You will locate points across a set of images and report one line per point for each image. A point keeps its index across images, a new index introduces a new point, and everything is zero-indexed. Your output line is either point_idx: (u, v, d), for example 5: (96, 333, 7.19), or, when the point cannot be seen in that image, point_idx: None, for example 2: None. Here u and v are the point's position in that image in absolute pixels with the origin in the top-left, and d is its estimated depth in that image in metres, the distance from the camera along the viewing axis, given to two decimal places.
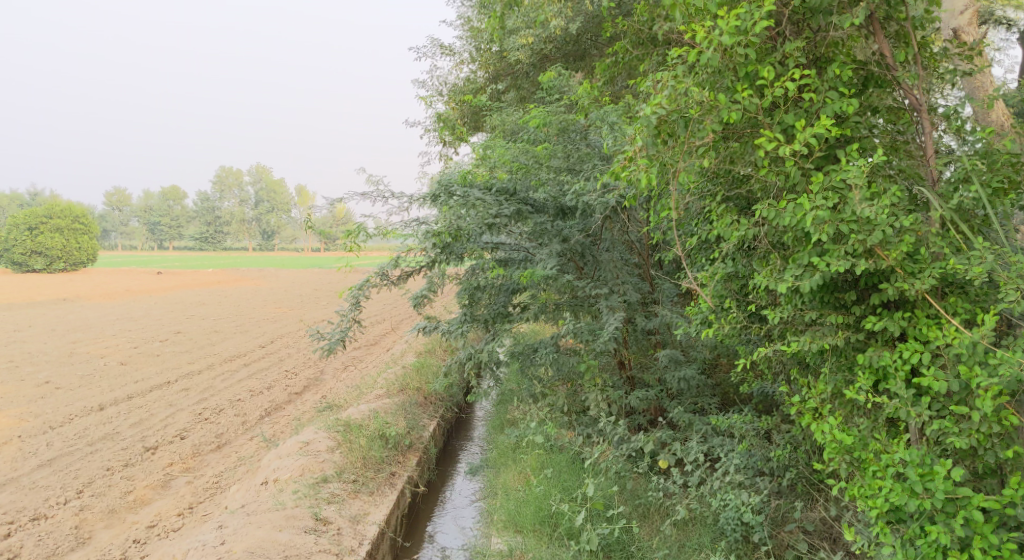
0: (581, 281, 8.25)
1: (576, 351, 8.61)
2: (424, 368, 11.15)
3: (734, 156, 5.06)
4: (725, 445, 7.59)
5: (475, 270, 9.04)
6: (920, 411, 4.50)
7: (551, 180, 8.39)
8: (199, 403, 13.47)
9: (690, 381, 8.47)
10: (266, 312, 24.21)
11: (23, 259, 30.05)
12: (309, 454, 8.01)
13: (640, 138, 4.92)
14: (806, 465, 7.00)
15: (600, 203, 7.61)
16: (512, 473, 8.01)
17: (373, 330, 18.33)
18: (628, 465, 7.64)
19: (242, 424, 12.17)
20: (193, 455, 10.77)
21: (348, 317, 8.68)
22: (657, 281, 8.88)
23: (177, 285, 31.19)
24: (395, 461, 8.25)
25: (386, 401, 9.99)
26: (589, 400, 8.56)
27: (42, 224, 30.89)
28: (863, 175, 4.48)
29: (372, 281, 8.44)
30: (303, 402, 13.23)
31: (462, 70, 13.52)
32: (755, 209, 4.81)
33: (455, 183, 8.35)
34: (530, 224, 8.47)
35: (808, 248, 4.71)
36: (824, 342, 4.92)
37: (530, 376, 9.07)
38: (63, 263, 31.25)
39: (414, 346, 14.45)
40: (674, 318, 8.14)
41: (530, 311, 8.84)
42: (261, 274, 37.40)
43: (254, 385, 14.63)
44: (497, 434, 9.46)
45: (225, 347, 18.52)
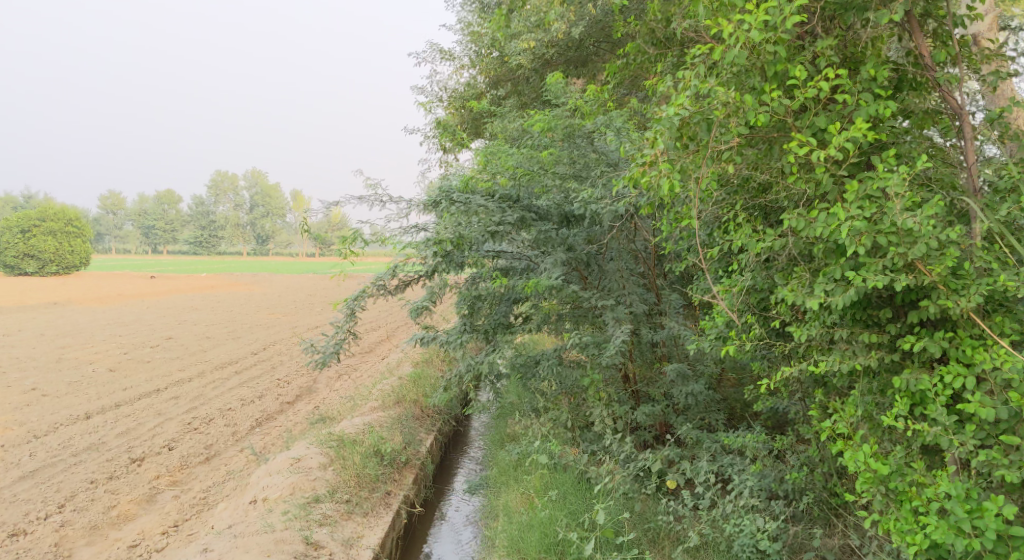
0: (587, 293, 7.90)
1: (580, 364, 8.30)
2: (421, 379, 10.78)
3: (760, 160, 4.70)
4: (736, 465, 7.28)
5: (475, 279, 8.59)
6: (964, 440, 4.20)
7: (555, 187, 8.05)
8: (188, 412, 13.07)
9: (698, 397, 8.11)
10: (259, 319, 23.78)
11: (16, 262, 29.65)
12: (301, 471, 7.62)
13: (659, 141, 4.51)
14: (824, 488, 6.67)
15: (610, 210, 7.29)
16: (514, 493, 7.64)
17: (367, 338, 17.94)
18: (636, 486, 7.27)
19: (233, 435, 11.77)
20: (180, 468, 10.37)
21: (342, 328, 8.31)
22: (663, 293, 8.47)
23: (170, 289, 30.76)
24: (391, 479, 7.88)
25: (382, 414, 9.63)
26: (593, 415, 8.24)
27: (35, 227, 30.37)
28: (904, 184, 4.14)
29: (368, 291, 8.06)
30: (295, 413, 12.85)
31: (462, 76, 13.18)
32: (784, 219, 4.47)
33: (457, 190, 8.04)
34: (533, 233, 8.12)
35: (841, 262, 4.37)
36: (856, 362, 4.56)
37: (533, 390, 8.78)
38: (56, 267, 30.83)
39: (409, 356, 14.07)
40: (683, 330, 7.84)
41: (532, 322, 8.54)
42: (255, 280, 37.04)
43: (245, 394, 14.23)
44: (497, 450, 9.09)
45: (217, 354, 18.13)
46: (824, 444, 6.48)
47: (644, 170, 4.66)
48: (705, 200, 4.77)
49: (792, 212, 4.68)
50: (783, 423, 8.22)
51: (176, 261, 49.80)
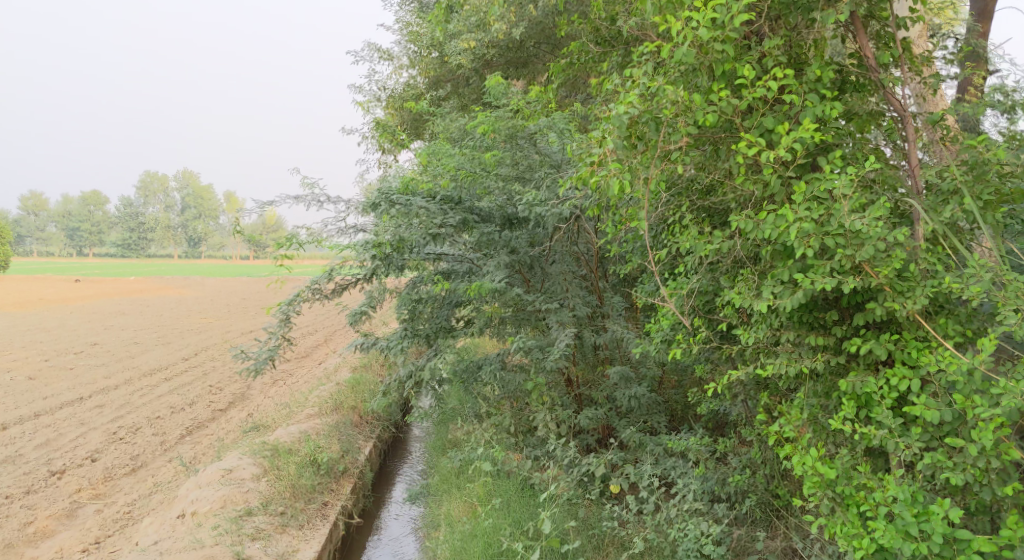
0: (530, 296, 7.86)
1: (523, 368, 8.23)
2: (359, 385, 10.54)
3: (708, 160, 4.65)
4: (679, 469, 7.23)
5: (416, 284, 8.35)
6: (909, 443, 4.17)
7: (498, 189, 7.96)
8: (114, 421, 12.55)
9: (641, 400, 8.07)
10: (191, 323, 23.11)
11: None
12: (232, 483, 7.32)
13: (607, 140, 4.42)
14: (767, 490, 6.64)
15: (555, 212, 7.22)
16: (455, 502, 7.46)
17: (304, 343, 17.55)
18: (579, 491, 7.16)
19: (161, 444, 11.34)
20: (104, 480, 9.93)
21: (277, 333, 8.02)
22: (605, 295, 8.45)
23: (96, 293, 29.71)
24: (328, 489, 7.63)
25: (318, 422, 9.36)
26: (536, 420, 8.17)
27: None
28: (852, 185, 4.11)
29: (303, 295, 7.78)
30: (228, 420, 12.45)
31: (400, 76, 12.95)
32: (731, 221, 4.40)
33: (397, 192, 7.81)
34: (475, 235, 8.02)
35: (789, 264, 4.32)
36: (803, 366, 4.52)
37: (475, 395, 8.66)
38: None
39: (347, 361, 13.78)
40: (626, 333, 7.80)
41: (474, 326, 8.41)
42: (186, 283, 36.06)
43: (175, 401, 13.75)
44: (438, 457, 8.91)
45: (145, 360, 17.53)
46: (767, 446, 6.46)
47: (592, 170, 4.56)
48: (653, 206, 4.79)
49: (739, 213, 4.60)
50: (723, 425, 8.21)
51: (103, 264, 48.22)
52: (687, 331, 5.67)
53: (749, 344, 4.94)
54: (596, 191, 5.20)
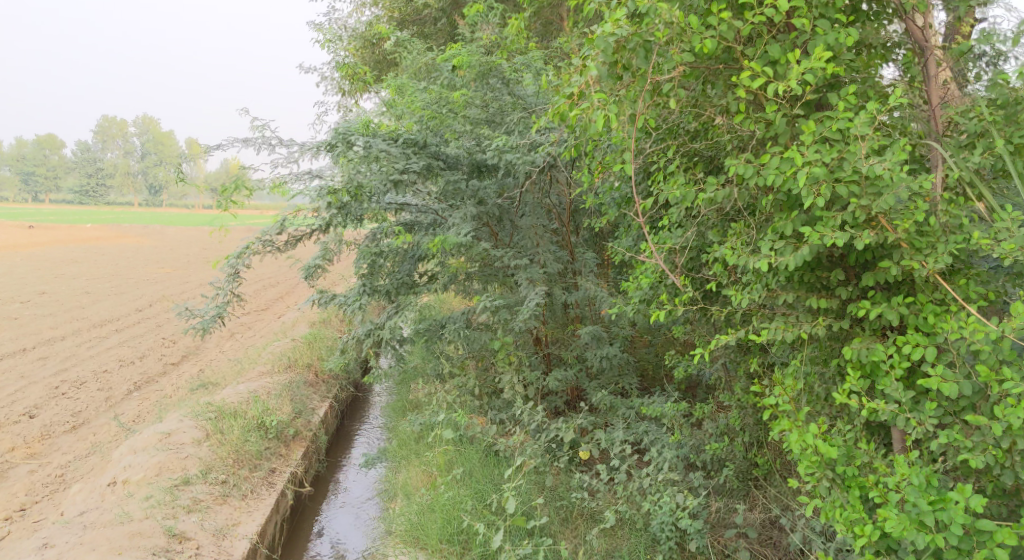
0: (498, 251, 7.31)
1: (489, 327, 7.72)
2: (317, 341, 9.97)
3: (703, 94, 4.10)
4: (654, 436, 6.78)
5: (377, 236, 7.74)
6: (921, 419, 3.69)
7: (465, 133, 7.37)
8: (56, 375, 11.84)
9: (613, 360, 7.60)
10: (148, 273, 22.24)
11: None
12: (170, 448, 6.75)
13: (590, 68, 3.83)
14: (745, 460, 6.19)
15: (527, 161, 6.68)
16: (413, 470, 6.94)
17: (262, 296, 16.86)
18: (547, 459, 6.68)
19: (106, 401, 10.68)
20: (40, 439, 9.27)
21: (225, 289, 7.37)
22: (577, 251, 7.96)
23: (48, 240, 28.57)
24: (276, 454, 7.09)
25: (271, 380, 8.80)
26: (502, 381, 7.68)
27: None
28: (871, 125, 3.56)
29: (253, 248, 7.14)
30: (179, 375, 11.82)
31: (363, 14, 12.19)
32: (728, 164, 3.83)
33: (355, 132, 7.06)
34: (440, 183, 7.39)
35: (792, 217, 3.77)
36: (802, 331, 3.99)
37: (438, 354, 8.16)
38: None
39: (306, 315, 13.17)
40: (598, 290, 7.34)
41: (439, 282, 7.84)
42: (144, 231, 34.95)
43: (124, 354, 13.06)
44: (398, 420, 8.39)
45: (96, 310, 16.74)
46: (748, 413, 6.07)
47: (573, 104, 3.98)
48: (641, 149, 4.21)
49: (737, 158, 4.04)
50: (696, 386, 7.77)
51: (59, 210, 46.67)
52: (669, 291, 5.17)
53: (740, 307, 4.42)
54: (576, 133, 4.63)
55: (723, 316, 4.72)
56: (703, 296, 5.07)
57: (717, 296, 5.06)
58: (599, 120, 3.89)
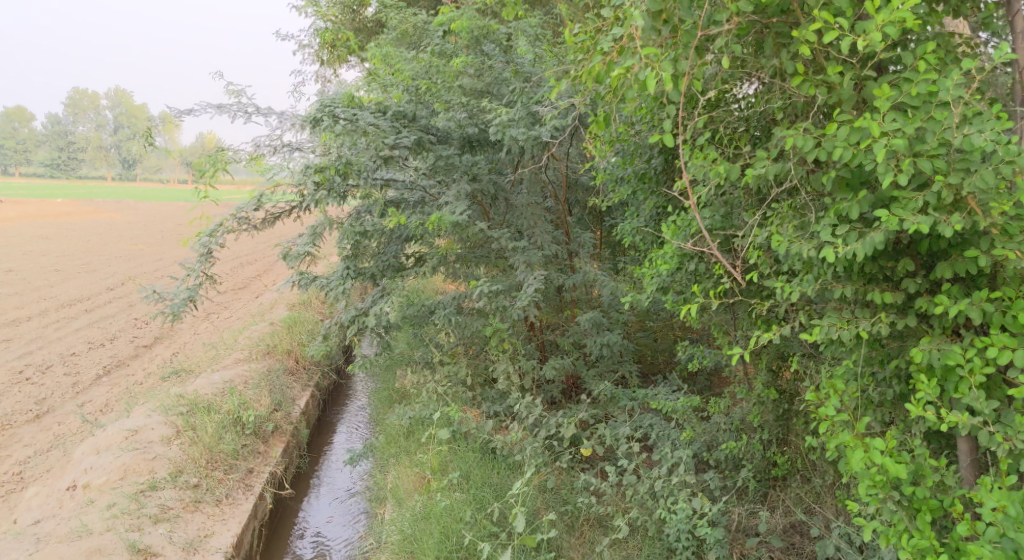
0: (495, 233, 6.73)
1: (481, 313, 7.12)
2: (297, 325, 9.38)
3: (752, 52, 3.55)
4: (658, 426, 6.16)
5: (361, 214, 7.12)
6: (1008, 435, 3.16)
7: (456, 103, 6.71)
8: (21, 359, 11.13)
9: (614, 348, 6.96)
10: (121, 250, 21.44)
11: None
12: (136, 448, 6.18)
13: (631, 17, 3.28)
14: (764, 459, 5.41)
15: (530, 138, 6.10)
16: (403, 470, 6.38)
17: (238, 275, 16.25)
18: (550, 458, 6.11)
19: (73, 387, 10.02)
20: (1, 429, 8.64)
21: (196, 271, 6.73)
22: (573, 231, 7.38)
23: (17, 215, 27.62)
24: (253, 453, 6.52)
25: (249, 368, 8.21)
26: (496, 371, 6.99)
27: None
28: (963, 86, 2.99)
29: (226, 226, 6.55)
30: (151, 359, 11.19)
31: None
32: (784, 134, 3.26)
33: (340, 104, 6.42)
34: (429, 158, 6.75)
35: (859, 198, 3.21)
36: (861, 329, 3.43)
37: (427, 341, 7.61)
38: None
39: (285, 296, 12.58)
40: (600, 276, 6.77)
41: (428, 265, 7.27)
42: (116, 206, 34.03)
43: (94, 335, 12.38)
44: (384, 412, 7.81)
45: (66, 288, 16.01)
46: (767, 408, 5.35)
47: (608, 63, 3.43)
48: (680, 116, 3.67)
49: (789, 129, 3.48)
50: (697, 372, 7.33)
51: (29, 184, 45.44)
52: (704, 279, 4.62)
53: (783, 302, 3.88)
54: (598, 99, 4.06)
55: (759, 307, 4.17)
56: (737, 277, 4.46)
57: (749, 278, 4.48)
58: (638, 82, 3.35)
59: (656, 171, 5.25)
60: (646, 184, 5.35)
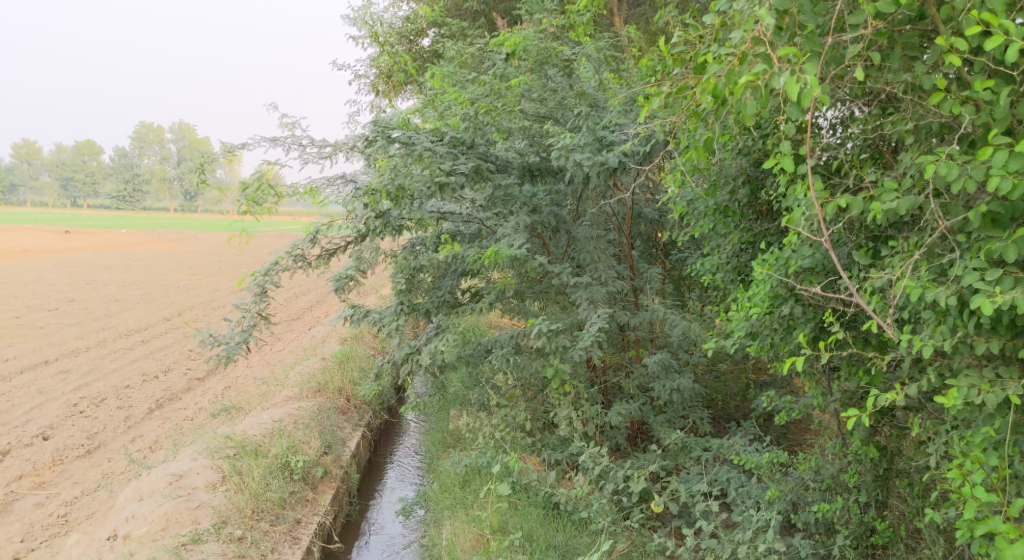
0: (556, 267, 6.23)
1: (541, 353, 6.62)
2: (349, 361, 9.09)
3: (874, 68, 3.70)
4: (735, 481, 5.66)
5: (415, 250, 6.85)
6: None
7: (516, 131, 6.39)
8: (77, 390, 11.01)
9: (686, 393, 6.35)
10: (178, 280, 21.52)
11: None
12: (180, 495, 5.90)
13: (757, 21, 3.41)
14: (861, 524, 4.88)
15: (596, 164, 5.62)
16: (459, 524, 5.98)
17: (292, 306, 16.17)
18: (619, 514, 5.65)
19: (125, 420, 9.82)
20: (51, 465, 8.47)
21: (251, 310, 6.48)
22: (640, 265, 6.86)
23: (81, 245, 28.12)
24: (302, 501, 6.20)
25: (299, 406, 7.92)
26: (556, 417, 6.37)
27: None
28: None
29: (281, 263, 6.31)
30: (204, 392, 11.01)
31: (399, 10, 11.43)
32: (930, 159, 3.28)
33: (395, 128, 6.07)
34: (487, 188, 6.37)
35: (1015, 238, 3.16)
36: (1012, 389, 3.20)
37: (484, 381, 7.15)
38: None
39: (337, 329, 12.36)
40: (669, 313, 6.21)
41: (485, 301, 6.86)
42: (176, 236, 34.58)
43: (149, 367, 12.26)
44: (438, 456, 7.42)
45: (124, 319, 16.03)
46: (864, 467, 4.85)
47: (729, 73, 3.47)
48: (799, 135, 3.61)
49: (926, 156, 3.51)
50: (771, 418, 6.82)
51: (95, 215, 46.57)
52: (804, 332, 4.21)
53: (909, 357, 3.68)
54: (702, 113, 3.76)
55: (877, 360, 3.95)
56: (849, 323, 4.25)
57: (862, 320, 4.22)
58: (764, 91, 3.41)
59: (739, 205, 5.04)
60: (729, 218, 5.13)
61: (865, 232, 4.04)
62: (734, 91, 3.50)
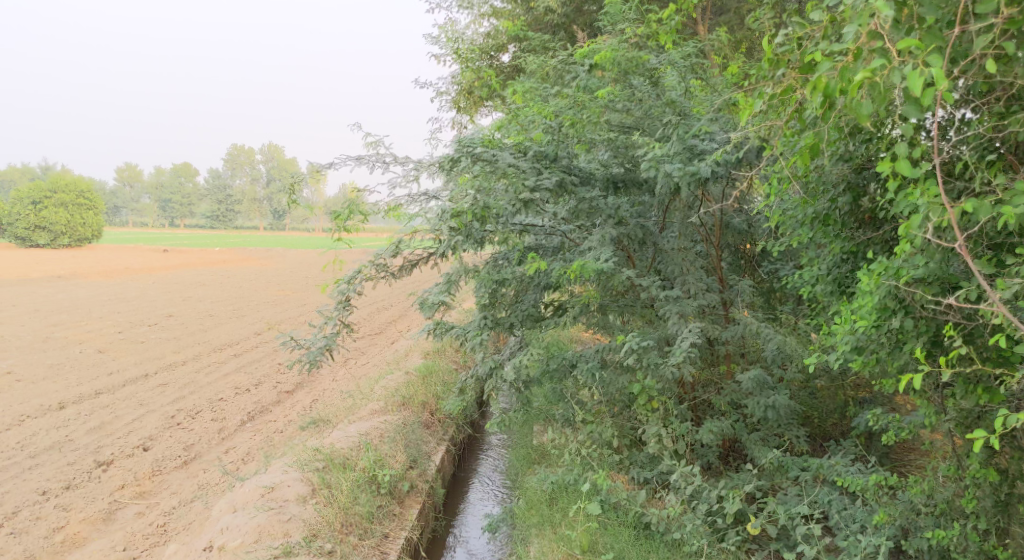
0: (644, 281, 6.07)
1: (628, 369, 6.46)
2: (433, 375, 9.09)
3: (999, 65, 3.72)
4: (837, 503, 5.42)
5: (498, 263, 6.80)
6: None
7: (600, 142, 6.25)
8: (174, 402, 11.33)
9: (781, 411, 6.08)
10: (267, 296, 22.08)
11: (27, 234, 28.14)
12: (272, 508, 5.98)
13: (875, 15, 3.53)
14: (980, 552, 4.59)
15: (686, 175, 5.45)
16: (547, 542, 5.89)
17: (376, 320, 16.35)
18: (714, 537, 5.48)
19: (219, 432, 10.05)
20: (150, 475, 8.72)
21: (334, 318, 6.54)
22: (730, 278, 6.62)
23: (178, 263, 29.15)
24: (390, 515, 6.20)
25: (385, 420, 7.95)
26: (645, 436, 6.26)
27: (48, 199, 28.72)
28: None
29: (365, 273, 6.39)
30: (292, 405, 11.19)
31: (480, 25, 11.48)
32: None
33: (478, 144, 6.06)
34: (571, 202, 6.27)
35: None
36: None
37: (570, 397, 7.04)
38: (68, 239, 29.19)
39: (421, 343, 12.40)
40: (763, 328, 6.00)
41: (568, 316, 6.81)
42: (265, 253, 35.55)
43: (240, 380, 12.55)
44: (523, 472, 7.33)
45: (217, 333, 16.48)
46: (982, 491, 4.57)
47: (844, 70, 3.59)
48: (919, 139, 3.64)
49: None
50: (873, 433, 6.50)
51: (190, 233, 48.29)
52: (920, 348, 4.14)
53: None
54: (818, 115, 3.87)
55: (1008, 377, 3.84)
56: (965, 337, 4.13)
57: (980, 334, 4.10)
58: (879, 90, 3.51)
59: (841, 212, 4.88)
60: (830, 227, 4.96)
61: (985, 241, 3.90)
62: (848, 89, 3.58)
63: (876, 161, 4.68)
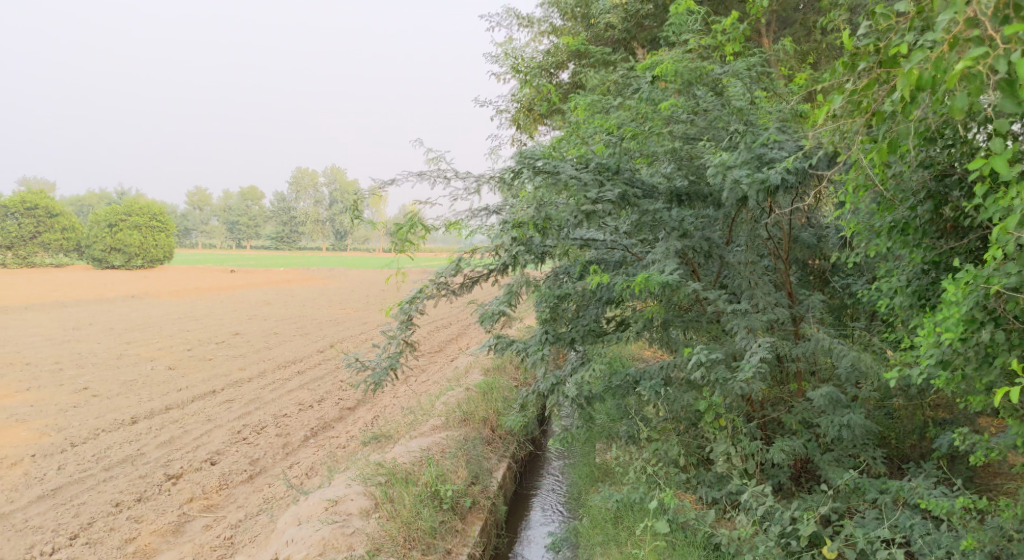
0: (711, 294, 5.95)
1: (693, 384, 6.36)
2: (494, 392, 9.06)
3: None
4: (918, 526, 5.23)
5: (560, 275, 6.86)
6: None
7: (663, 153, 6.18)
8: (240, 418, 11.52)
9: (856, 431, 5.89)
10: (330, 314, 22.37)
11: (102, 256, 29.09)
12: (336, 521, 6.01)
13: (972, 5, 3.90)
14: None
15: (754, 183, 5.38)
16: None
17: (436, 338, 16.40)
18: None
19: (284, 447, 10.17)
20: (218, 489, 8.87)
21: (398, 337, 6.65)
22: (800, 293, 6.42)
23: (244, 283, 29.76)
24: (452, 531, 6.19)
25: (447, 436, 7.94)
26: (714, 454, 6.13)
27: (121, 221, 29.70)
28: None
29: (426, 291, 6.42)
30: (355, 422, 11.27)
31: (540, 43, 11.52)
32: None
33: (539, 156, 6.06)
34: (634, 215, 6.20)
35: None
36: None
37: (634, 415, 6.92)
38: (141, 261, 30.07)
39: (482, 360, 12.39)
40: (835, 343, 5.81)
41: (631, 331, 6.71)
42: (327, 273, 36.05)
43: (304, 397, 12.70)
44: (586, 491, 7.24)
45: (281, 351, 16.74)
46: None
47: (942, 58, 3.95)
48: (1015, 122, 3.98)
49: None
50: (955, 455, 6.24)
51: (256, 254, 49.33)
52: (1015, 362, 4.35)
53: None
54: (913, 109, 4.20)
55: None
56: None
57: None
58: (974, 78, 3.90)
59: (921, 221, 4.97)
60: (908, 237, 5.02)
61: None
62: (943, 79, 3.96)
63: (957, 168, 4.88)
